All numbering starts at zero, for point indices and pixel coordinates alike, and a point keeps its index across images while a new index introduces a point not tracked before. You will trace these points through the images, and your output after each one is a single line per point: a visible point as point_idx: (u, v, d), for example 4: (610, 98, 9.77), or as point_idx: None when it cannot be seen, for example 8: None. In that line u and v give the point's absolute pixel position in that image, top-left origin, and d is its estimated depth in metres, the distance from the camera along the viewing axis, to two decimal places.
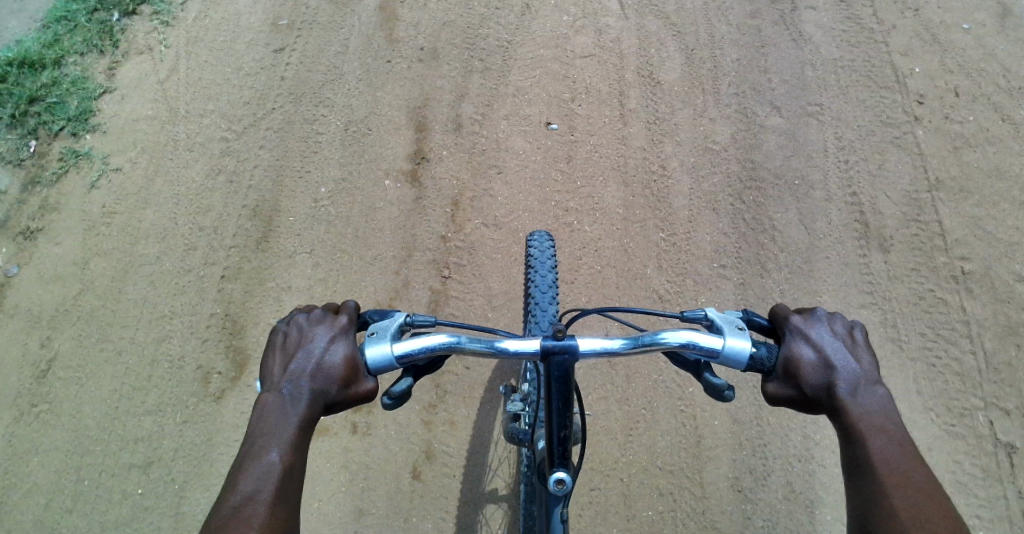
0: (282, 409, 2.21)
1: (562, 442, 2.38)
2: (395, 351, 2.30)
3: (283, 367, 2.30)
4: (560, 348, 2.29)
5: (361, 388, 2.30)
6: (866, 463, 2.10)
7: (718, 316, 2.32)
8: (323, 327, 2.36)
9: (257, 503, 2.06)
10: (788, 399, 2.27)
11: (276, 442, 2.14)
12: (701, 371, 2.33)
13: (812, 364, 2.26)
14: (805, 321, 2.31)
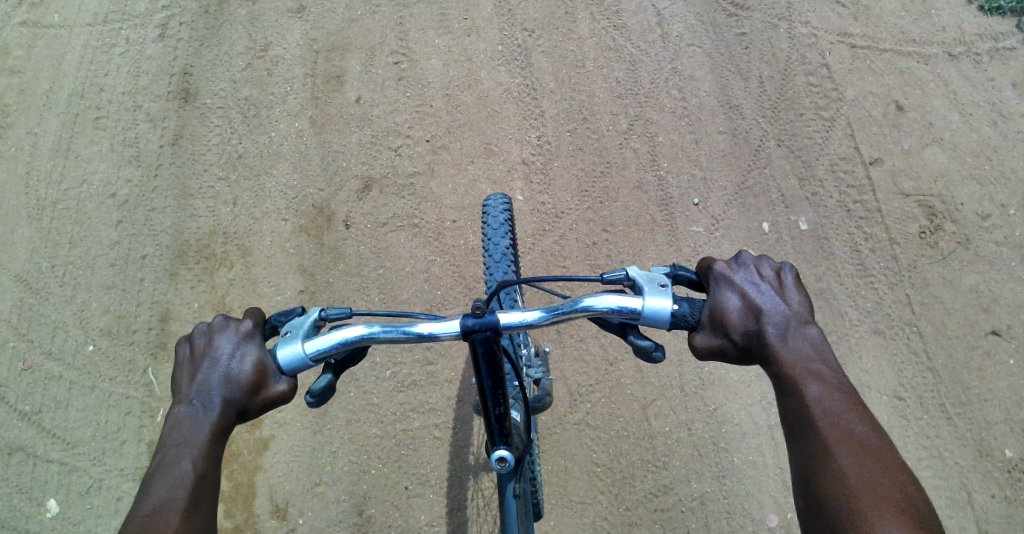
0: (191, 423, 1.99)
1: (498, 421, 2.15)
2: (308, 349, 2.04)
3: (189, 380, 2.06)
4: (483, 326, 2.04)
5: (272, 392, 2.05)
6: (803, 420, 1.93)
7: (639, 274, 2.10)
8: (228, 333, 2.11)
9: (171, 510, 1.85)
10: (717, 351, 2.08)
11: (185, 450, 1.93)
12: (627, 334, 2.09)
13: (738, 312, 2.08)
14: (728, 267, 2.14)
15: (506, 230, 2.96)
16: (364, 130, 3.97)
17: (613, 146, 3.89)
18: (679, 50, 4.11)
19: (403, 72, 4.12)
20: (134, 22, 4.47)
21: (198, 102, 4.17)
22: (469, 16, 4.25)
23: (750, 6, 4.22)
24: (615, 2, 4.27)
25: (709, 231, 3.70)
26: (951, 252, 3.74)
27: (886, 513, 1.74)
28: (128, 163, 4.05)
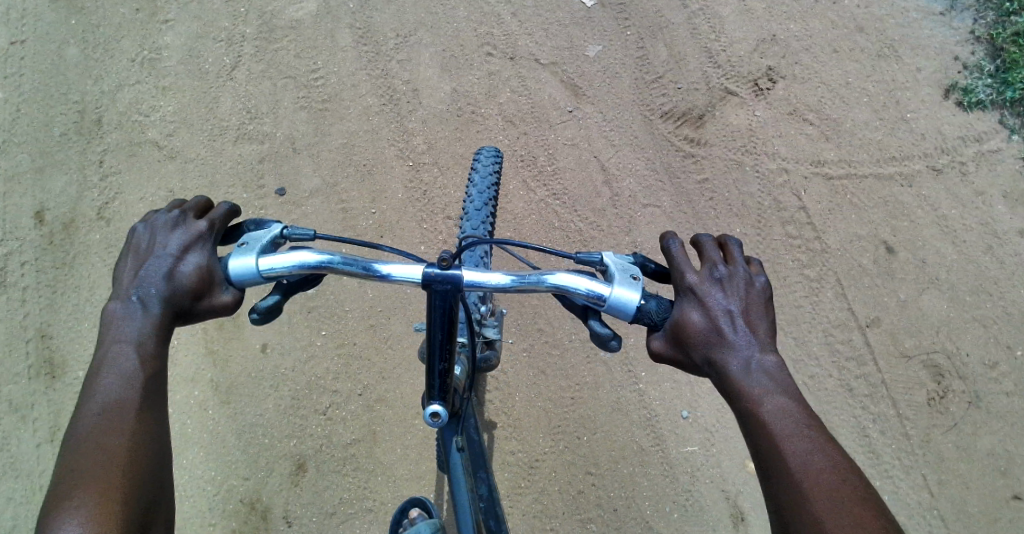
0: (125, 319, 1.89)
1: (442, 376, 1.97)
2: (261, 266, 1.96)
3: (132, 272, 1.95)
4: (443, 279, 1.90)
5: (217, 301, 1.95)
6: (767, 447, 1.66)
7: (612, 261, 1.91)
8: (177, 231, 1.99)
9: (125, 409, 1.78)
10: (673, 361, 1.85)
11: (128, 345, 1.85)
12: (587, 315, 1.90)
13: (702, 327, 1.81)
14: (701, 276, 1.86)
15: (491, 202, 2.70)
16: (279, 391, 3.24)
17: (580, 363, 3.03)
18: (634, 216, 3.35)
19: (310, 302, 3.33)
20: None
21: (68, 375, 3.44)
22: (376, 208, 3.46)
23: (707, 140, 3.47)
24: (548, 159, 3.49)
25: (706, 449, 2.91)
26: (964, 418, 2.93)
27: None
28: (3, 475, 3.33)
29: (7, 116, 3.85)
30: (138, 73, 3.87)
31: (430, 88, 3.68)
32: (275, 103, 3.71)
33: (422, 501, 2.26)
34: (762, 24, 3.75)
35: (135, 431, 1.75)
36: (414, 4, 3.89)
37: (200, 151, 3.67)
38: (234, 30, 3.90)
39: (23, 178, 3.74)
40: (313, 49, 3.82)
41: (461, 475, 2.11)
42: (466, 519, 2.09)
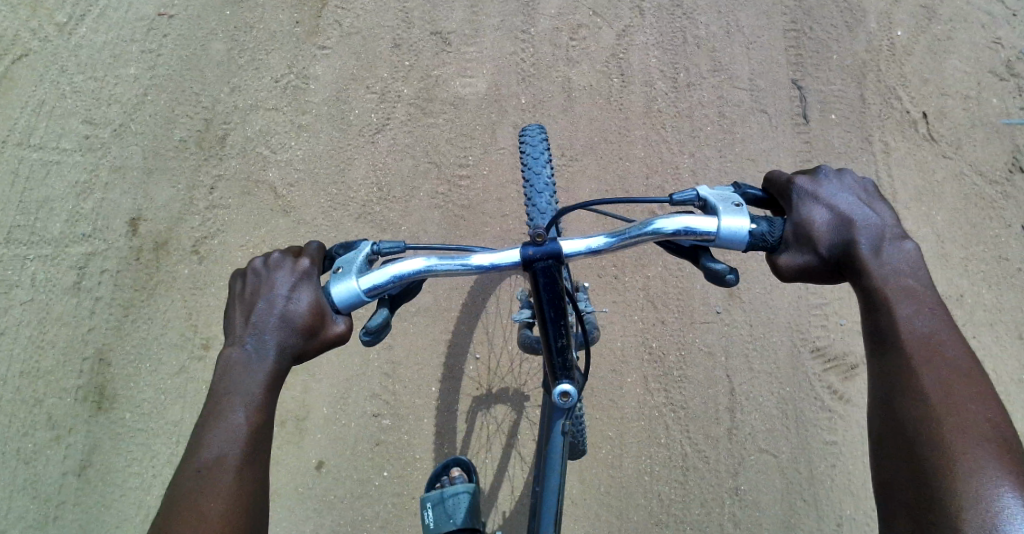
0: (239, 368, 1.78)
1: (561, 352, 1.96)
2: (362, 285, 1.90)
3: (242, 318, 1.86)
4: (545, 254, 1.93)
5: (331, 333, 1.88)
6: (894, 333, 1.73)
7: (711, 194, 1.93)
8: (284, 271, 1.91)
9: (224, 471, 1.66)
10: (805, 271, 1.89)
11: (236, 402, 1.73)
12: (697, 256, 1.95)
13: (827, 225, 1.87)
14: (809, 180, 1.93)
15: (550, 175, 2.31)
16: (321, 519, 2.97)
17: None
18: (745, 459, 3.05)
19: (383, 434, 3.07)
20: (45, 251, 3.42)
21: (116, 412, 3.13)
22: (483, 352, 3.15)
23: (853, 398, 3.12)
24: (677, 362, 3.17)
25: None
26: None
27: (976, 442, 1.57)
28: (18, 490, 3.01)
29: (132, 98, 3.65)
30: (278, 99, 3.57)
31: (579, 231, 3.27)
32: (411, 189, 3.36)
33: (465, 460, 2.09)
34: (953, 280, 3.31)
35: (229, 499, 1.64)
36: (590, 123, 3.47)
37: (316, 215, 3.35)
38: (393, 86, 3.54)
39: (131, 174, 3.52)
40: (470, 139, 3.43)
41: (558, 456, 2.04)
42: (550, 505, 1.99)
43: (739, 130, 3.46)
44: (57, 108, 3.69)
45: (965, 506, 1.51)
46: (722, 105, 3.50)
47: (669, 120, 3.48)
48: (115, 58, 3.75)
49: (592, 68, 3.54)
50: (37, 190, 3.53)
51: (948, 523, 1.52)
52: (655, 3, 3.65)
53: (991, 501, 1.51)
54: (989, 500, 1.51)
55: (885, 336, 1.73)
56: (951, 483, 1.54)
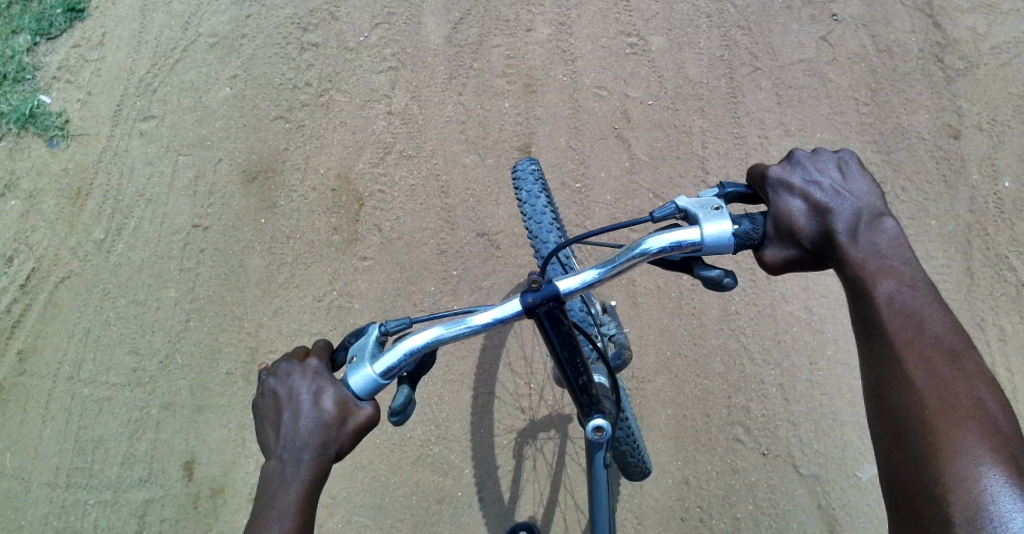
0: (277, 481, 1.75)
1: (585, 389, 1.92)
2: (378, 370, 1.83)
3: (272, 433, 1.84)
4: (543, 299, 1.86)
5: (359, 418, 1.84)
6: (880, 321, 1.67)
7: (687, 203, 1.85)
8: (301, 377, 1.88)
9: None
10: (791, 263, 1.84)
11: (276, 520, 1.70)
12: (691, 267, 1.86)
13: (802, 213, 1.82)
14: (782, 170, 1.87)
15: (547, 203, 2.42)
16: None
17: None
18: None
19: None
20: (103, 496, 3.37)
21: None
22: None
23: None
24: None
25: None
26: None
27: (962, 424, 1.50)
28: None
29: (174, 325, 3.52)
30: (323, 320, 3.38)
31: (654, 467, 2.91)
32: (470, 419, 3.25)
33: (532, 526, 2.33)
34: None
35: None
36: (660, 333, 3.06)
37: (373, 458, 3.25)
38: (442, 303, 3.31)
39: (180, 412, 3.43)
40: (529, 363, 3.30)
41: (603, 492, 2.03)
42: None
43: (829, 327, 3.03)
44: (103, 336, 3.54)
45: (953, 492, 1.43)
46: (808, 299, 3.07)
47: (748, 323, 3.05)
48: (154, 279, 3.59)
49: (656, 264, 3.12)
50: (91, 429, 3.45)
51: (937, 512, 1.43)
52: (721, 176, 3.29)
53: (976, 483, 1.43)
54: (975, 479, 1.43)
55: (872, 320, 1.67)
56: (940, 471, 1.46)
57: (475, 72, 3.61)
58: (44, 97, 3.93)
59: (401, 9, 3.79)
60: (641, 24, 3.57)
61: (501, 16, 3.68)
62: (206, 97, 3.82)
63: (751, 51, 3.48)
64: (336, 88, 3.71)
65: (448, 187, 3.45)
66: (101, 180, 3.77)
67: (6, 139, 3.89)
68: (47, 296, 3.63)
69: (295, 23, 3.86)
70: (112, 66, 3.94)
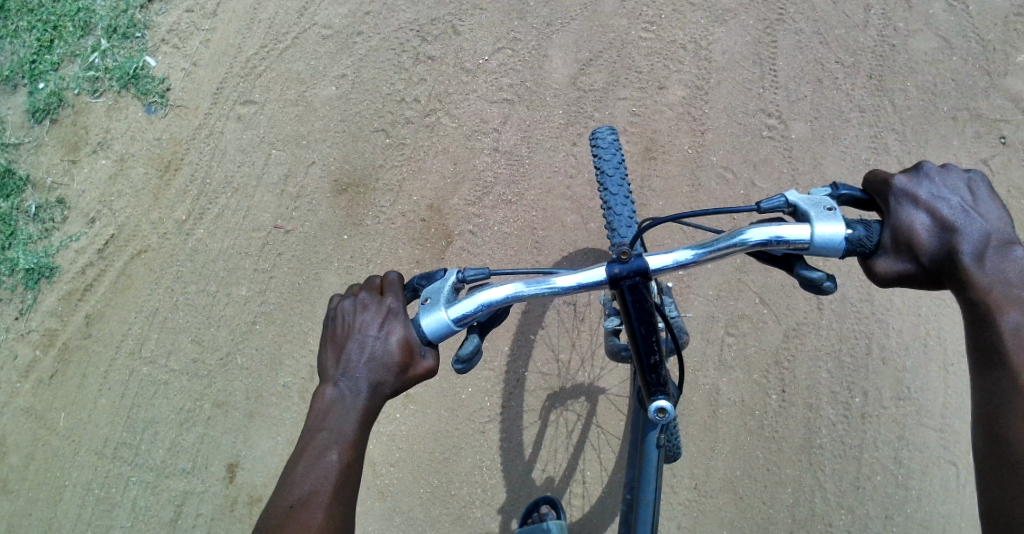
0: (336, 409, 1.80)
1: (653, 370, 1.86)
2: (451, 315, 1.86)
3: (333, 360, 1.88)
4: (630, 271, 1.86)
5: (420, 366, 1.87)
6: (1002, 348, 1.65)
7: (800, 199, 1.85)
8: (371, 309, 1.91)
9: (314, 509, 1.68)
10: (902, 278, 1.81)
11: (330, 445, 1.75)
12: (792, 264, 1.88)
13: (926, 230, 1.78)
14: (908, 180, 1.83)
15: (620, 154, 2.27)
16: None
17: None
18: None
19: None
20: (146, 477, 3.34)
21: None
22: None
23: None
24: None
25: None
26: None
27: None
28: None
29: (241, 325, 3.45)
30: None
31: None
32: (516, 496, 3.12)
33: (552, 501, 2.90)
34: None
35: None
36: (735, 449, 3.10)
37: (414, 504, 3.16)
38: (515, 368, 3.22)
39: (232, 414, 3.37)
40: (595, 454, 3.12)
41: (653, 472, 2.08)
42: (645, 515, 2.06)
43: (914, 485, 2.98)
44: (169, 320, 3.49)
45: None
46: (899, 447, 3.03)
47: (831, 461, 3.05)
48: (228, 273, 3.51)
49: (749, 376, 3.14)
50: (146, 408, 3.41)
51: None
52: (837, 295, 3.17)
53: None
54: None
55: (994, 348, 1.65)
56: None
57: (594, 122, 3.44)
58: (150, 59, 3.84)
59: (526, 36, 3.60)
60: (785, 104, 3.33)
61: (634, 66, 3.48)
62: (310, 93, 3.70)
63: (902, 162, 3.21)
64: (445, 110, 3.57)
65: (544, 243, 3.34)
66: (193, 157, 3.68)
67: (105, 96, 3.82)
68: (121, 266, 3.58)
69: (413, 30, 3.71)
70: (222, 39, 3.84)
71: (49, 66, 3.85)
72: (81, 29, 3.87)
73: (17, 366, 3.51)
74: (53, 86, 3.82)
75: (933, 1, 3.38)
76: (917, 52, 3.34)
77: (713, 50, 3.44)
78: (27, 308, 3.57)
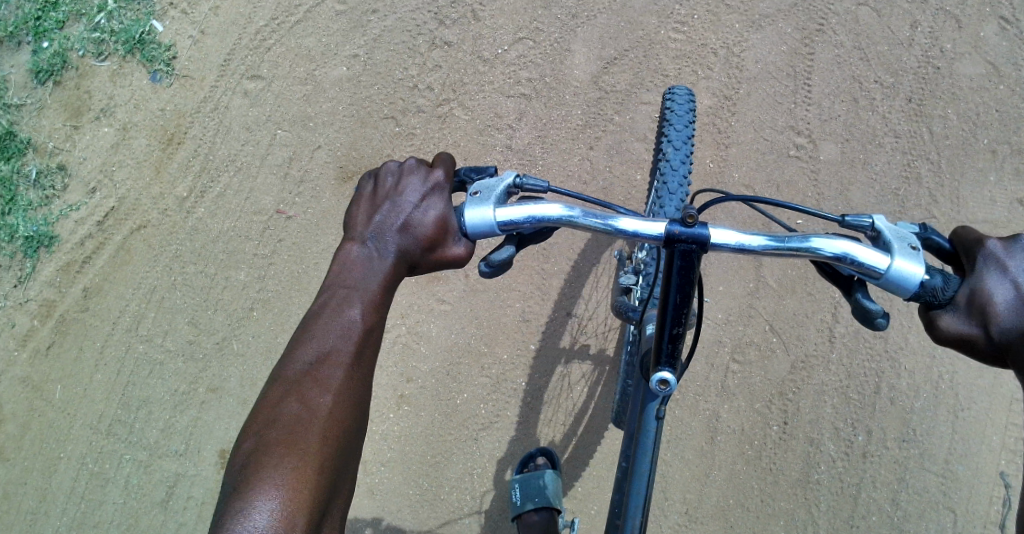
0: (360, 267, 1.80)
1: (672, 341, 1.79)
2: (498, 218, 1.77)
3: (367, 218, 1.86)
4: (689, 236, 1.70)
5: (449, 252, 1.81)
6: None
7: (888, 228, 1.70)
8: (416, 178, 1.87)
9: (336, 365, 1.70)
10: (962, 342, 1.67)
11: (355, 298, 1.77)
12: (852, 287, 1.75)
13: (1007, 305, 1.64)
14: (1003, 247, 1.68)
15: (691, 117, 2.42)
16: None
17: None
18: None
19: None
20: (139, 457, 3.33)
21: None
22: None
23: None
24: None
25: None
26: None
27: None
28: None
29: (238, 311, 3.40)
30: (386, 354, 3.25)
31: None
32: (504, 507, 3.08)
33: (549, 453, 2.78)
34: None
35: (332, 413, 1.64)
36: (729, 478, 3.02)
37: (400, 507, 3.12)
38: (512, 377, 3.17)
39: (226, 400, 3.35)
40: (586, 472, 3.06)
41: (649, 444, 1.89)
42: (637, 487, 1.85)
43: (911, 529, 2.90)
44: (166, 299, 3.44)
45: None
46: (898, 489, 2.94)
47: (827, 498, 2.97)
48: (227, 256, 3.44)
49: (750, 405, 3.06)
50: (142, 388, 3.39)
51: None
52: (850, 329, 3.06)
53: None
54: None
55: None
56: None
57: (614, 126, 3.29)
58: (157, 24, 3.70)
59: (550, 28, 3.42)
60: (816, 122, 3.17)
61: (660, 69, 3.31)
62: (319, 72, 3.55)
63: (932, 193, 3.06)
64: (459, 101, 3.42)
65: (551, 251, 3.23)
66: (196, 132, 3.57)
67: (110, 59, 3.68)
68: (120, 241, 3.51)
69: (431, 12, 3.53)
70: (232, 7, 3.68)
71: (53, 24, 3.70)
72: None
73: (14, 336, 3.49)
74: (57, 45, 3.69)
75: (984, 22, 3.17)
76: (961, 77, 3.15)
77: (745, 58, 3.26)
78: (25, 277, 3.53)
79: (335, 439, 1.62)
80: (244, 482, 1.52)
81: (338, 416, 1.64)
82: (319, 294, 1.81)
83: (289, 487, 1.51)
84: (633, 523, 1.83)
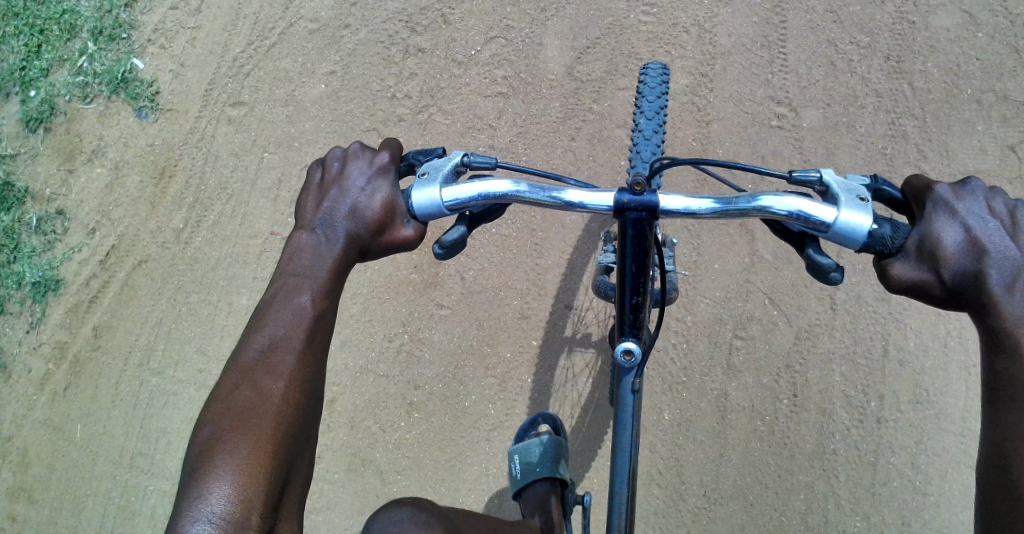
0: (309, 254, 1.85)
1: (633, 311, 1.88)
2: (445, 197, 1.83)
3: (314, 206, 1.91)
4: (638, 204, 1.77)
5: (399, 234, 1.88)
6: (1012, 387, 1.59)
7: (836, 182, 1.74)
8: (361, 164, 1.93)
9: (287, 351, 1.75)
10: (915, 287, 1.71)
11: (305, 284, 1.82)
12: (804, 244, 1.76)
13: (957, 246, 1.68)
14: (950, 192, 1.73)
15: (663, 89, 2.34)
16: None
17: None
18: None
19: None
20: (164, 487, 3.40)
21: None
22: None
23: None
24: None
25: None
26: None
27: None
28: None
29: None
30: (391, 363, 3.28)
31: None
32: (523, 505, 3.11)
33: (551, 419, 2.76)
34: None
35: (286, 397, 1.70)
36: (745, 456, 3.02)
37: None
38: (517, 374, 3.19)
39: None
40: (600, 461, 3.07)
41: (629, 418, 1.90)
42: (621, 462, 1.89)
43: (934, 491, 2.88)
44: (173, 331, 3.50)
45: None
46: (918, 453, 2.92)
47: (845, 466, 2.95)
48: (228, 282, 3.50)
49: (758, 381, 3.05)
50: (159, 418, 3.46)
51: None
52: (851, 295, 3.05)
53: None
54: None
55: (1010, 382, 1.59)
56: None
57: (593, 115, 3.28)
58: (138, 61, 3.75)
59: (520, 24, 3.42)
60: (795, 90, 3.13)
61: (633, 53, 3.30)
62: (299, 92, 3.58)
63: (920, 148, 3.02)
64: (438, 106, 3.44)
65: (544, 246, 3.24)
66: (186, 163, 3.62)
67: (96, 102, 3.74)
68: (124, 277, 3.58)
69: (402, 21, 3.55)
70: (209, 37, 3.72)
71: (37, 73, 3.75)
72: (67, 32, 3.77)
73: (31, 382, 3.57)
74: (44, 93, 3.74)
75: None
76: (938, 29, 3.10)
77: (718, 33, 3.23)
78: (37, 321, 3.61)
79: (289, 422, 1.68)
80: (199, 468, 1.58)
81: (289, 402, 1.70)
82: (271, 283, 1.86)
83: (244, 473, 1.57)
84: (621, 499, 1.88)
